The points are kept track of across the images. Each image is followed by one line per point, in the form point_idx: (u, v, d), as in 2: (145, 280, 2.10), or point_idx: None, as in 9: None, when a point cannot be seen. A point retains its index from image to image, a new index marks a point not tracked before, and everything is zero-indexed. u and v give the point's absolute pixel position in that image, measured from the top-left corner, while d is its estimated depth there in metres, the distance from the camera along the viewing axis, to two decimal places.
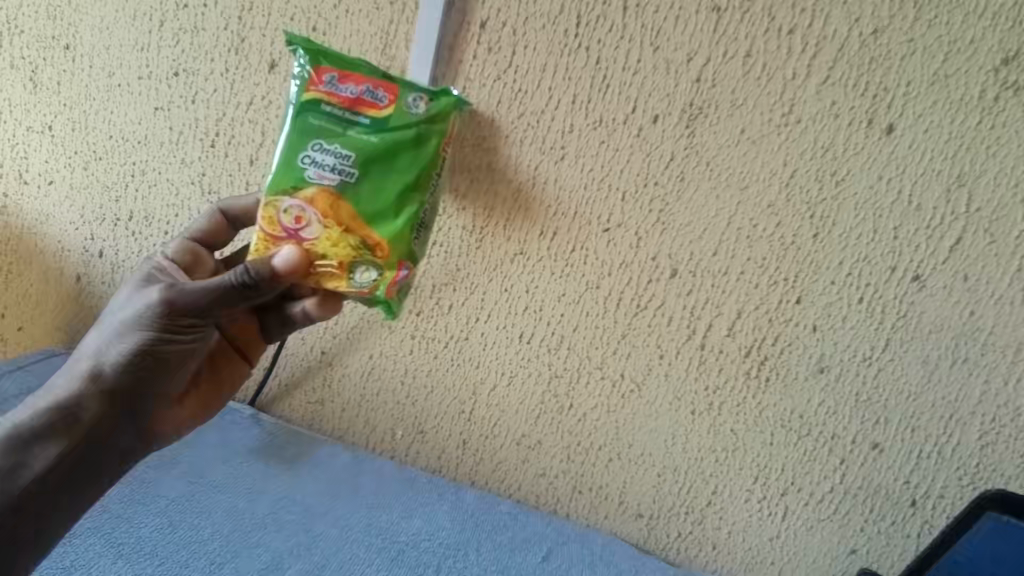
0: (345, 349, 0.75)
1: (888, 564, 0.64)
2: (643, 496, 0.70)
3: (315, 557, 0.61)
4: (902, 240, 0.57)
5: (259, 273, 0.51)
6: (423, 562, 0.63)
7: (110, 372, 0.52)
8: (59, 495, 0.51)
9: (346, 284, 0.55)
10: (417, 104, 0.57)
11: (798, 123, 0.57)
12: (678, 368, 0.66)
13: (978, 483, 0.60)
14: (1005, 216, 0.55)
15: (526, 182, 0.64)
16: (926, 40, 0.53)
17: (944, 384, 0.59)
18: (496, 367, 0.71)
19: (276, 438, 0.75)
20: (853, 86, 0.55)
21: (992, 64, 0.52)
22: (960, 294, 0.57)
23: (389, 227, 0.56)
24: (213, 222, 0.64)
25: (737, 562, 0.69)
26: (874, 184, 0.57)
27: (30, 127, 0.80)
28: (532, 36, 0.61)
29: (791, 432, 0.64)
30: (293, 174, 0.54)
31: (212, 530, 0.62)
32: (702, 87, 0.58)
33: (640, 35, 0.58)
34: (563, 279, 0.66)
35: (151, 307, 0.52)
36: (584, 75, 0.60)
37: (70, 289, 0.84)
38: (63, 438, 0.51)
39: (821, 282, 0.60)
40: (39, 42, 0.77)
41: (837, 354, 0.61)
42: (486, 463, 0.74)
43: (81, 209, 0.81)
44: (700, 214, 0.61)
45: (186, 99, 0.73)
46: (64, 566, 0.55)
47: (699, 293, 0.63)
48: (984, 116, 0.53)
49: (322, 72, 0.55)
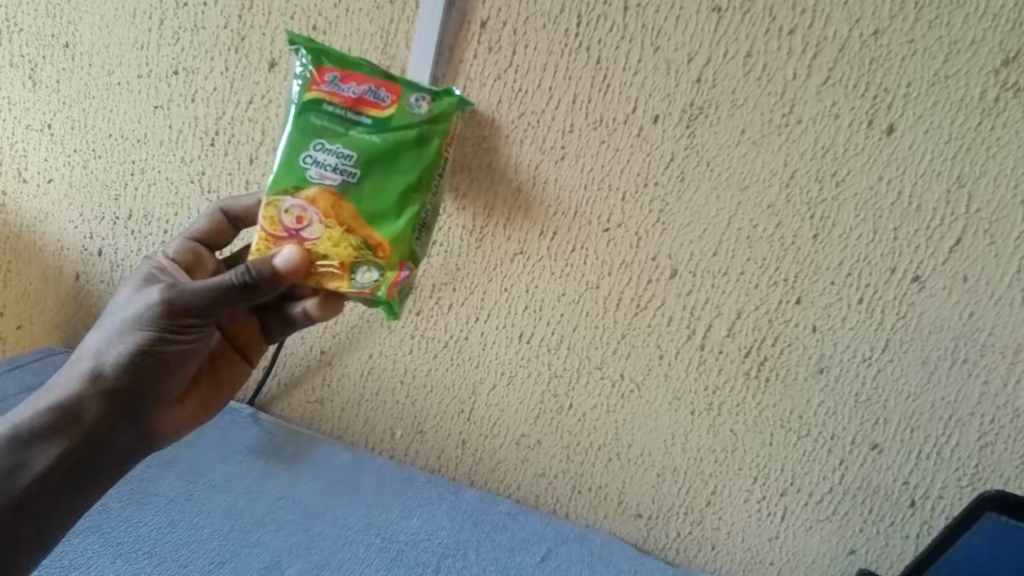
0: (345, 347, 0.75)
1: (887, 564, 0.65)
2: (643, 496, 0.70)
3: (315, 557, 0.61)
4: (902, 241, 0.57)
5: (260, 273, 0.50)
6: (422, 562, 0.63)
7: (111, 372, 0.52)
8: (60, 495, 0.51)
9: (347, 285, 0.55)
10: (419, 104, 0.57)
11: (799, 124, 0.57)
12: (678, 368, 0.66)
13: (978, 484, 0.60)
14: (1005, 217, 0.54)
15: (526, 182, 0.64)
16: (926, 41, 0.53)
17: (943, 385, 0.59)
18: (495, 366, 0.71)
19: (276, 437, 0.75)
20: (853, 87, 0.55)
21: (993, 65, 0.52)
22: (960, 295, 0.57)
23: (390, 227, 0.56)
24: (213, 222, 0.64)
25: (736, 562, 0.70)
26: (874, 185, 0.56)
27: (30, 125, 0.80)
28: (532, 36, 0.61)
29: (791, 433, 0.64)
30: (295, 173, 0.54)
31: (211, 530, 0.62)
32: (702, 88, 0.58)
33: (641, 35, 0.58)
34: (563, 279, 0.66)
35: (151, 307, 0.52)
36: (585, 75, 0.60)
37: (70, 288, 0.84)
38: (64, 438, 0.51)
39: (821, 282, 0.60)
40: (39, 40, 0.76)
41: (837, 354, 0.61)
42: (486, 463, 0.75)
43: (81, 208, 0.81)
44: (700, 214, 0.61)
45: (186, 97, 0.72)
46: (64, 565, 0.56)
47: (699, 293, 0.63)
48: (985, 117, 0.53)
49: (324, 71, 0.55)
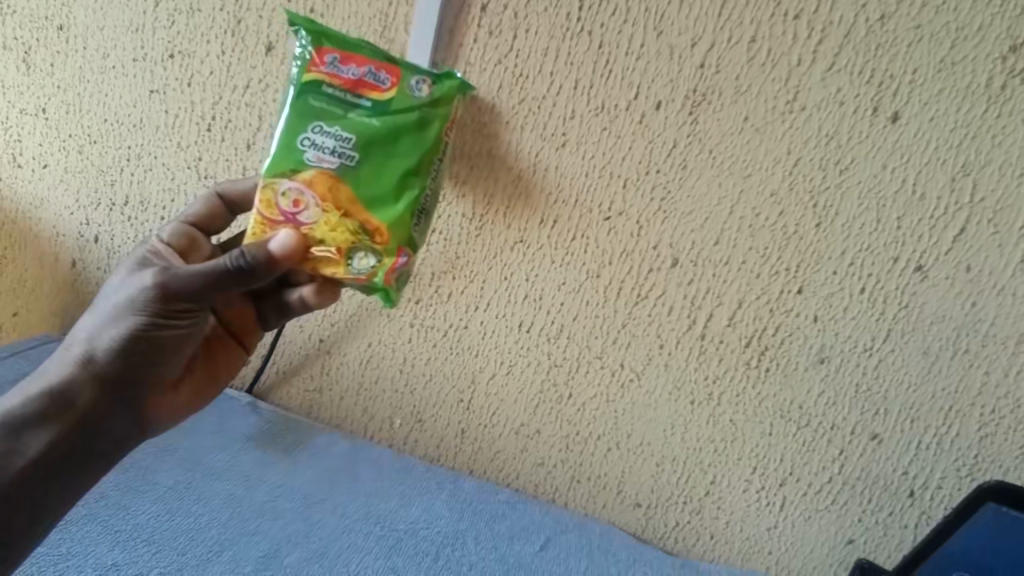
0: (344, 336, 0.75)
1: (885, 554, 0.65)
2: (641, 486, 0.71)
3: (314, 545, 0.61)
4: (905, 230, 0.56)
5: (254, 258, 0.49)
6: (421, 550, 0.63)
7: (103, 358, 0.52)
8: (51, 479, 0.51)
9: (344, 270, 0.54)
10: (420, 87, 0.56)
11: (803, 111, 0.56)
12: (678, 358, 0.65)
13: (977, 475, 0.60)
14: (1009, 206, 0.54)
15: (527, 169, 0.63)
16: (933, 26, 0.52)
17: (944, 376, 0.59)
18: (495, 356, 0.71)
19: (274, 426, 0.75)
20: (859, 73, 0.54)
21: (1000, 52, 0.51)
22: (962, 285, 0.56)
23: (388, 212, 0.55)
24: (208, 206, 0.63)
25: (735, 551, 0.70)
26: (878, 173, 0.56)
27: (24, 110, 0.79)
28: (534, 19, 0.60)
29: (791, 423, 0.64)
30: (292, 156, 0.53)
31: (210, 517, 0.62)
32: (706, 73, 0.57)
33: (644, 19, 0.57)
34: (563, 268, 0.66)
35: (143, 291, 0.51)
36: (586, 60, 0.59)
37: (66, 276, 0.83)
38: (55, 424, 0.51)
39: (823, 272, 0.59)
40: (32, 22, 0.75)
41: (837, 345, 0.61)
42: (485, 452, 0.75)
43: (76, 193, 0.80)
44: (701, 202, 0.60)
45: (181, 82, 0.71)
46: (61, 553, 0.55)
47: (699, 283, 0.63)
48: (991, 104, 0.52)
49: (324, 53, 0.54)
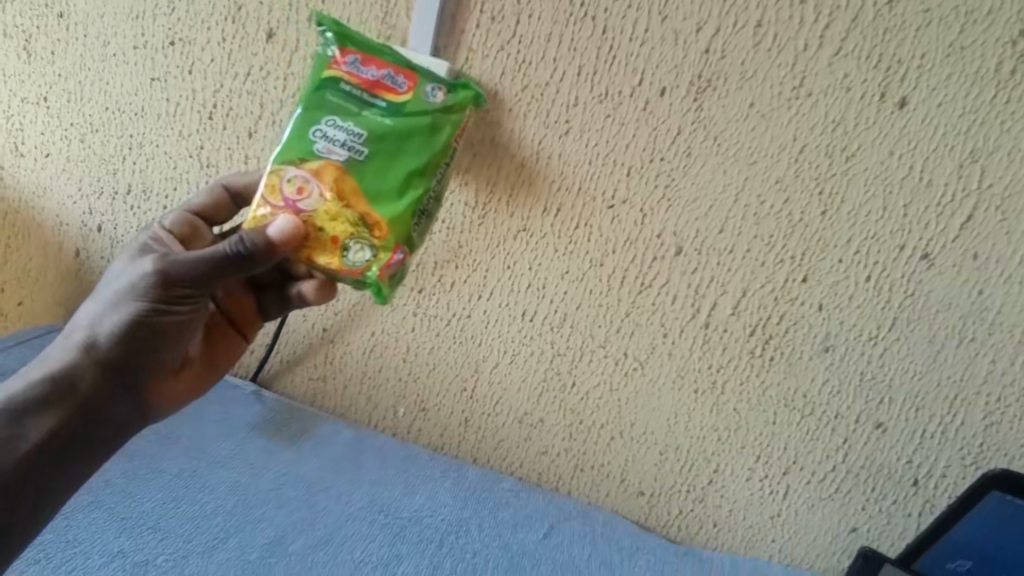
0: (348, 325, 0.75)
1: (888, 542, 0.65)
2: (645, 474, 0.71)
3: (318, 532, 0.62)
4: (912, 218, 0.56)
5: (254, 243, 0.49)
6: (425, 538, 0.64)
7: (104, 344, 0.52)
8: (55, 466, 0.51)
9: (339, 260, 0.53)
10: (435, 94, 0.56)
11: (809, 97, 0.55)
12: (681, 346, 0.65)
13: (982, 463, 0.60)
14: (1018, 193, 0.53)
15: (530, 156, 0.63)
16: (943, 10, 0.51)
17: (950, 365, 0.59)
18: (498, 344, 0.70)
19: (278, 415, 0.75)
20: (866, 58, 0.53)
21: (1010, 36, 0.50)
22: (969, 273, 0.56)
23: (389, 208, 0.55)
24: (214, 198, 0.63)
25: (737, 539, 0.70)
26: (885, 160, 0.55)
27: (26, 98, 0.79)
28: (536, 5, 0.59)
29: (794, 411, 0.64)
30: (304, 145, 0.54)
31: (216, 505, 0.62)
32: (711, 59, 0.56)
33: (648, 3, 0.56)
34: (566, 257, 0.65)
35: (144, 277, 0.51)
36: (590, 46, 0.59)
37: (70, 265, 0.83)
38: (57, 410, 0.51)
39: (829, 260, 0.59)
40: (32, 10, 0.75)
41: (842, 333, 0.61)
42: (488, 441, 0.75)
43: (79, 182, 0.80)
44: (706, 190, 0.60)
45: (182, 69, 0.71)
46: (68, 539, 0.56)
47: (704, 271, 0.62)
48: (1000, 90, 0.52)
49: (347, 53, 0.56)
